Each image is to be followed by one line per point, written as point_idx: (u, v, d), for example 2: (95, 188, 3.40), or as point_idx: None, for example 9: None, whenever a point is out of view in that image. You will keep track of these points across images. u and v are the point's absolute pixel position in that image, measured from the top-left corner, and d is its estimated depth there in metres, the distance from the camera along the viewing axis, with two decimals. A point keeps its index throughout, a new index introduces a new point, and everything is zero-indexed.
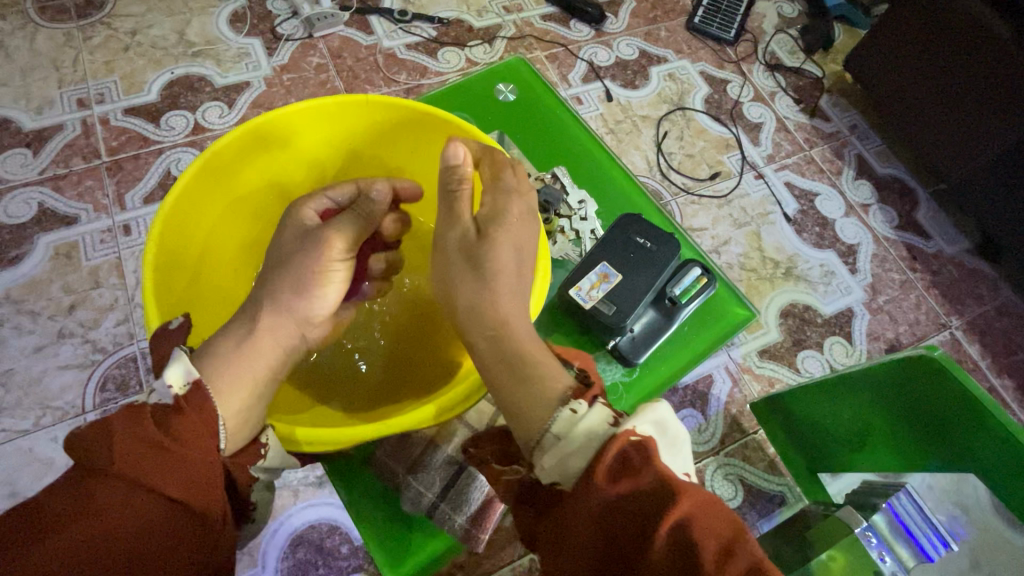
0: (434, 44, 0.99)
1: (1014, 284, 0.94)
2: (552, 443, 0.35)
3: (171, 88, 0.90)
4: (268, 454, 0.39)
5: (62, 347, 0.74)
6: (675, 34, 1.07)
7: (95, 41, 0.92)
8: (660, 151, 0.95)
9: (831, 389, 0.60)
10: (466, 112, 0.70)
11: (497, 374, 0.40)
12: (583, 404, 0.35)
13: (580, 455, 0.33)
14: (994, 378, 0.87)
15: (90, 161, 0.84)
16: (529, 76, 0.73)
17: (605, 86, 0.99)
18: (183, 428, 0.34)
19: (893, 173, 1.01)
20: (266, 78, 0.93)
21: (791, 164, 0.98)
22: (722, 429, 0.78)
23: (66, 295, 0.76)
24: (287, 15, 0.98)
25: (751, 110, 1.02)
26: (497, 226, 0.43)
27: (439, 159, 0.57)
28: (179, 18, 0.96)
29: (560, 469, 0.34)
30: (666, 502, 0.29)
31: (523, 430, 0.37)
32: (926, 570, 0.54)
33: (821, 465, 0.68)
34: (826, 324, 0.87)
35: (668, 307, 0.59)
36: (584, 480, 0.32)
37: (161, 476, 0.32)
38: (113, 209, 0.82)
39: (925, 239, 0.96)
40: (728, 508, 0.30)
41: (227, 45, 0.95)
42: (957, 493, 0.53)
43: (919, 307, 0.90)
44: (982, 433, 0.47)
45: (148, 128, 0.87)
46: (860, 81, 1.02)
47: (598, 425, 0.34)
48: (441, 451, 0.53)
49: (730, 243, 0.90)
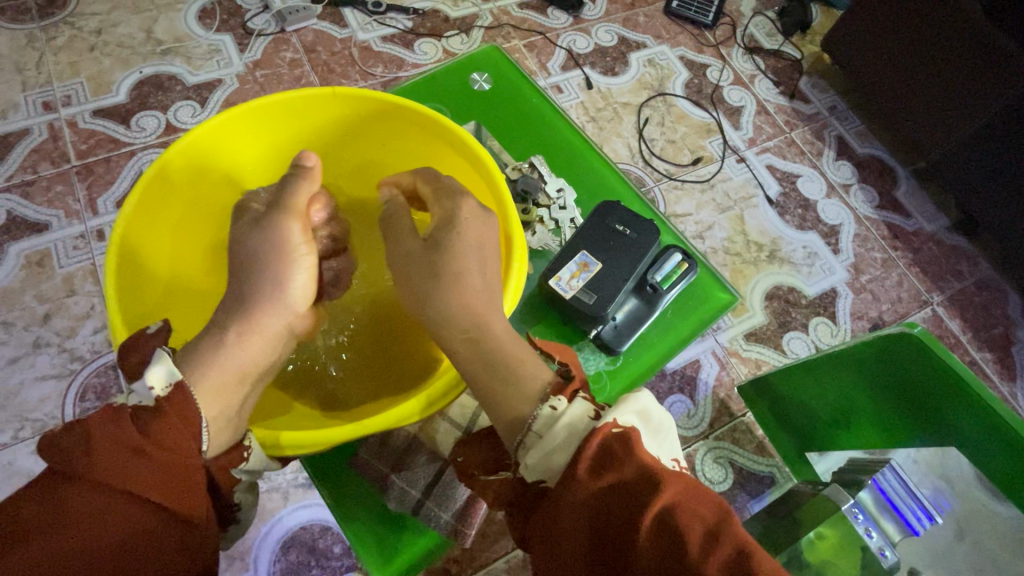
0: (410, 36, 0.98)
1: (992, 259, 0.95)
2: (535, 442, 0.34)
3: (141, 88, 0.88)
4: (251, 456, 0.38)
5: (38, 358, 0.72)
6: (653, 19, 1.06)
7: (59, 42, 0.89)
8: (641, 137, 0.95)
9: (814, 370, 0.60)
10: (441, 102, 0.69)
11: (471, 370, 0.39)
12: (563, 400, 0.35)
13: (563, 450, 0.33)
14: (975, 352, 0.88)
15: (60, 165, 0.82)
16: (504, 65, 0.71)
17: (584, 73, 0.99)
18: (164, 433, 0.32)
19: (872, 152, 1.01)
20: (239, 75, 0.91)
21: (772, 147, 0.98)
22: (711, 413, 0.78)
23: (40, 304, 0.74)
24: (258, 9, 0.96)
25: (731, 93, 1.02)
26: (451, 232, 0.43)
27: (412, 150, 0.56)
28: (146, 15, 0.93)
29: (543, 467, 0.33)
30: (650, 491, 0.28)
31: (505, 428, 0.37)
32: (913, 543, 0.55)
33: (809, 443, 0.68)
34: (811, 306, 0.87)
35: (649, 294, 0.58)
36: (567, 475, 0.31)
37: (141, 481, 0.31)
38: (85, 215, 0.80)
39: (905, 217, 0.97)
40: (713, 492, 0.29)
41: (196, 42, 0.92)
42: (941, 465, 0.52)
43: (901, 285, 0.91)
44: (967, 408, 0.47)
45: (118, 129, 0.85)
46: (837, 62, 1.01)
47: (579, 419, 0.34)
48: (424, 449, 0.52)
49: (714, 228, 0.90)
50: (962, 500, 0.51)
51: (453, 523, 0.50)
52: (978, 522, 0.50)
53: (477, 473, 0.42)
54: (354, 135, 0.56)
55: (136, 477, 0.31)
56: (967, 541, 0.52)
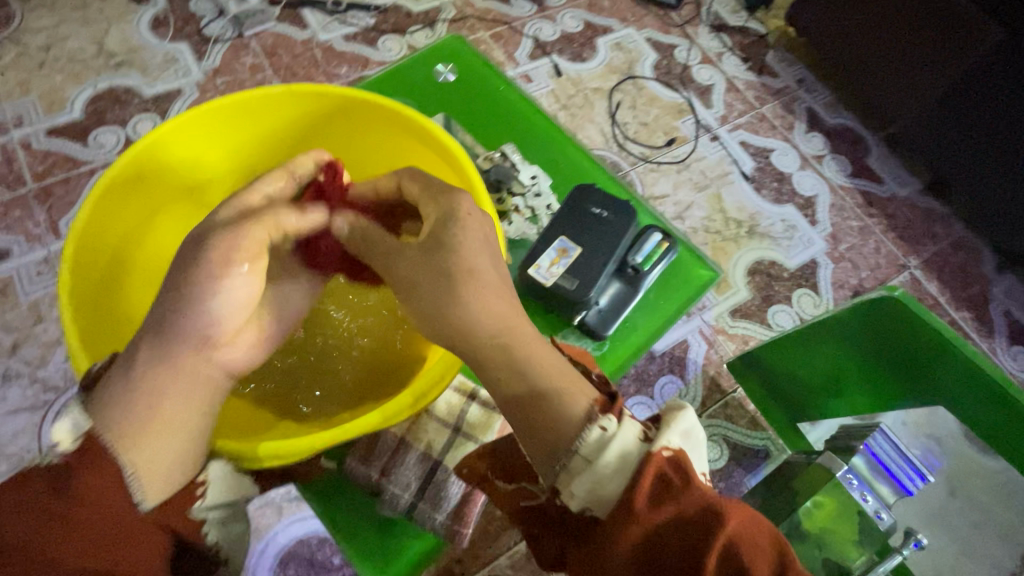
0: (373, 33, 0.96)
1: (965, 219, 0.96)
2: (583, 467, 0.34)
3: (96, 104, 0.85)
4: (208, 492, 0.37)
5: (9, 390, 0.69)
6: (618, 3, 1.06)
7: (6, 61, 0.86)
8: (614, 122, 0.95)
9: (800, 341, 0.61)
10: (406, 97, 0.67)
11: (499, 374, 0.38)
12: (612, 421, 0.35)
13: (615, 480, 0.33)
14: (954, 312, 0.90)
15: (16, 189, 0.79)
16: (469, 54, 0.70)
17: (553, 61, 0.98)
18: (82, 487, 0.31)
19: (842, 122, 1.02)
20: (199, 84, 0.88)
21: (744, 124, 0.99)
22: (702, 392, 0.78)
23: (6, 334, 0.72)
24: (213, 14, 0.93)
25: (701, 72, 1.02)
26: (455, 226, 0.41)
27: (380, 147, 0.55)
28: (96, 27, 0.90)
29: (593, 496, 0.33)
30: (714, 528, 0.30)
31: (541, 446, 0.36)
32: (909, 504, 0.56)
33: (800, 414, 0.68)
34: (793, 278, 0.88)
35: (632, 276, 0.58)
36: (624, 508, 0.32)
37: (58, 543, 0.30)
38: (47, 239, 0.77)
39: (878, 184, 0.98)
40: (769, 523, 0.32)
41: (151, 52, 0.89)
42: (931, 424, 0.55)
43: (878, 251, 0.92)
44: (953, 371, 0.47)
45: (76, 148, 0.82)
46: (802, 34, 1.01)
47: (631, 445, 0.34)
48: (413, 450, 0.50)
49: (693, 208, 0.91)
50: (953, 458, 0.54)
51: (447, 524, 0.48)
52: (969, 478, 0.53)
53: (489, 478, 0.44)
54: (318, 136, 0.55)
55: (52, 543, 0.30)
56: (959, 496, 0.55)
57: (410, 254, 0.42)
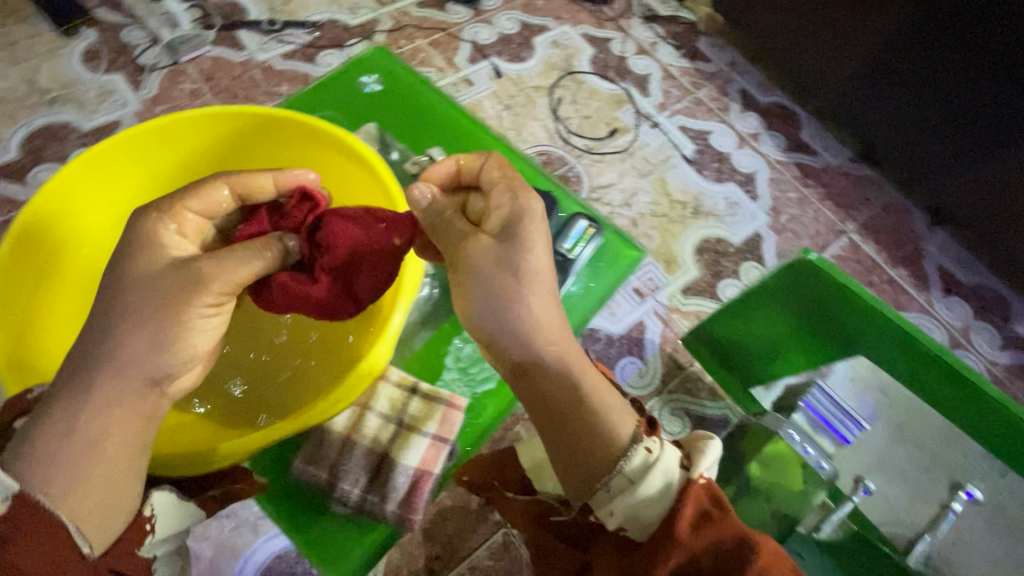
0: (312, 49, 0.96)
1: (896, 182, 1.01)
2: (626, 484, 0.40)
3: (33, 142, 0.84)
4: (155, 527, 0.41)
5: None
6: (552, 2, 1.09)
7: None
8: (557, 118, 0.98)
9: (735, 311, 0.65)
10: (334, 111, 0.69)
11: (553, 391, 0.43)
12: (655, 443, 0.42)
13: (655, 505, 0.40)
14: (891, 270, 0.94)
15: None
16: (392, 65, 0.72)
17: (492, 63, 1.01)
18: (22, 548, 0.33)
19: (774, 99, 1.06)
20: (138, 114, 0.88)
21: (681, 109, 1.02)
22: (661, 368, 0.81)
23: None
24: (147, 43, 0.93)
25: (637, 62, 1.05)
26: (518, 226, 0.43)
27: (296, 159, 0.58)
28: (26, 65, 0.89)
29: (631, 515, 0.40)
30: (749, 556, 0.37)
31: (569, 453, 0.43)
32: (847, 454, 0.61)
33: (752, 378, 0.70)
34: (739, 252, 0.92)
35: (561, 263, 0.61)
36: (665, 528, 0.39)
37: None
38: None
39: (813, 155, 1.02)
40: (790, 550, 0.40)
41: (86, 85, 0.89)
42: (874, 379, 0.56)
43: (817, 219, 0.97)
44: (875, 325, 0.51)
45: (15, 188, 0.81)
46: (728, 18, 1.05)
47: (674, 466, 0.41)
48: (358, 446, 0.52)
49: (638, 194, 0.94)
50: (896, 408, 0.56)
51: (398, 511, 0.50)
52: (914, 424, 0.55)
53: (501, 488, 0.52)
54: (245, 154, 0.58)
55: None
56: (908, 440, 0.57)
57: (478, 243, 0.44)
